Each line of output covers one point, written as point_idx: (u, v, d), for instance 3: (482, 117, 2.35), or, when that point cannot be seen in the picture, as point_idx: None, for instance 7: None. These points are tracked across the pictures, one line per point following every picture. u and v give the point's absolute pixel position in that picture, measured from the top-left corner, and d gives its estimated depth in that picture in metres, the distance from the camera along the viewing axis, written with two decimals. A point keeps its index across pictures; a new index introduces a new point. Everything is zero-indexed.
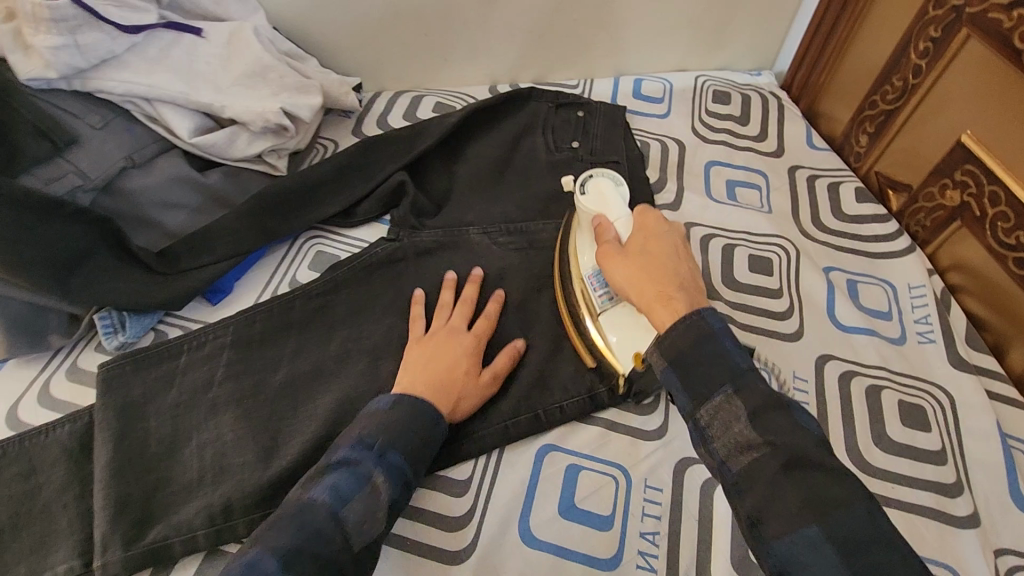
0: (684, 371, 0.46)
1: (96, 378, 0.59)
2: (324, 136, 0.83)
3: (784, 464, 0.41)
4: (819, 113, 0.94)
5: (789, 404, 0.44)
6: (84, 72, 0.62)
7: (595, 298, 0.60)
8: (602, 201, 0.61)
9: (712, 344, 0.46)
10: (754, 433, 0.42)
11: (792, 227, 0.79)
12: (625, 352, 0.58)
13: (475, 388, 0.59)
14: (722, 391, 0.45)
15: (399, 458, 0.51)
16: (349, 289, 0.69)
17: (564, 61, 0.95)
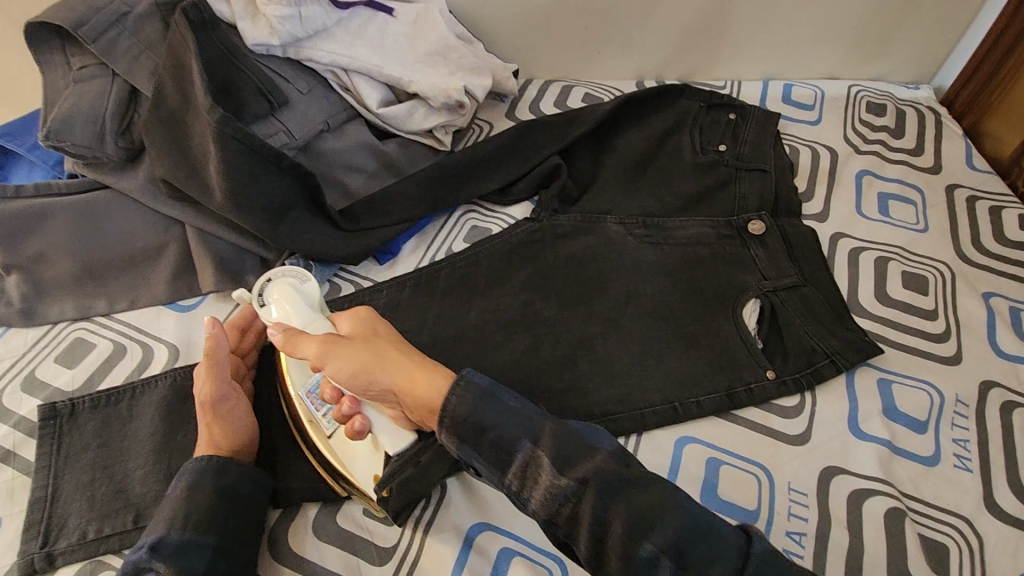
0: (477, 445, 0.48)
1: None
2: (481, 117, 0.86)
3: (597, 496, 0.44)
4: (981, 133, 0.90)
5: (574, 425, 0.48)
6: (299, 42, 0.69)
7: (321, 420, 0.57)
8: (280, 304, 0.58)
9: (492, 402, 0.48)
10: (561, 479, 0.45)
11: (950, 248, 0.77)
12: (366, 477, 0.54)
13: (230, 410, 0.56)
14: (522, 447, 0.47)
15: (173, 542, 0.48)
16: (492, 264, 0.74)
17: (714, 61, 0.94)
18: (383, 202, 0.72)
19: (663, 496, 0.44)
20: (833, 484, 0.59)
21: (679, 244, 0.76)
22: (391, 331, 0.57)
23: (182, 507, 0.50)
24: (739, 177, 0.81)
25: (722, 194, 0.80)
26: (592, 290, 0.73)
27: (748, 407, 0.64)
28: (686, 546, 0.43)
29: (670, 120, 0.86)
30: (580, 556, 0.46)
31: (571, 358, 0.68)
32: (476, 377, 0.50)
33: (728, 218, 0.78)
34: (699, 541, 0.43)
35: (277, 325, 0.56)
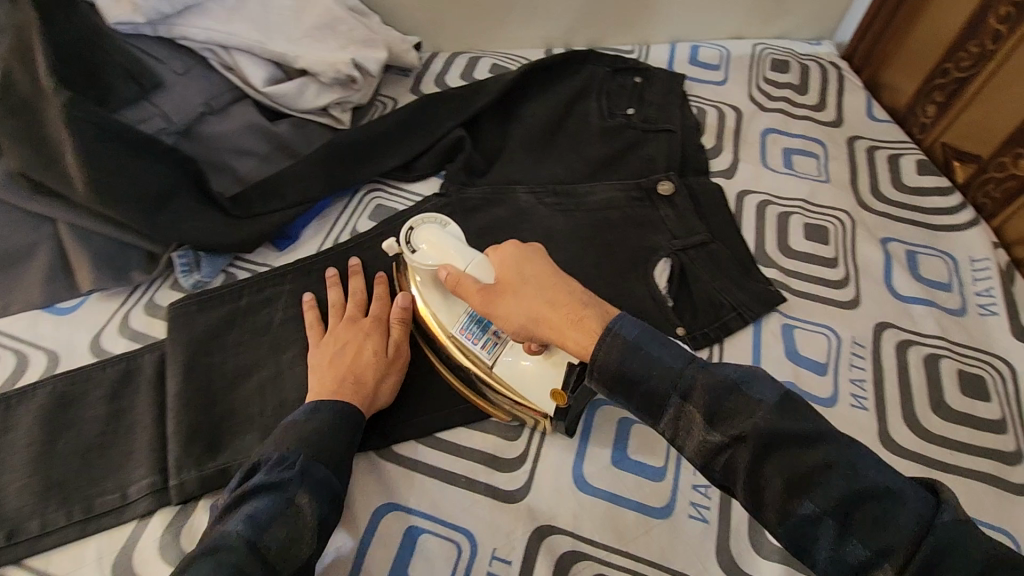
0: (627, 391, 0.45)
1: (165, 316, 0.62)
2: (383, 94, 0.83)
3: (755, 453, 0.39)
4: (880, 83, 0.91)
5: (746, 375, 0.42)
6: (169, 19, 0.66)
7: (481, 352, 0.57)
8: (436, 250, 0.57)
9: (638, 356, 0.44)
10: (717, 434, 0.41)
11: (850, 196, 0.78)
12: (543, 398, 0.55)
13: (389, 367, 0.58)
14: (672, 400, 0.43)
15: (324, 474, 0.48)
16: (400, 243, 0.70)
17: (621, 25, 0.94)
18: (274, 186, 0.68)
19: (832, 457, 0.38)
20: None
21: (590, 210, 0.76)
22: (546, 266, 0.53)
23: (319, 439, 0.50)
24: (647, 140, 0.81)
25: (631, 158, 0.80)
26: None
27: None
28: (848, 508, 0.37)
29: (577, 87, 0.85)
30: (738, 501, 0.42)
31: None
32: (620, 332, 0.45)
33: (637, 181, 0.77)
34: (862, 503, 0.37)
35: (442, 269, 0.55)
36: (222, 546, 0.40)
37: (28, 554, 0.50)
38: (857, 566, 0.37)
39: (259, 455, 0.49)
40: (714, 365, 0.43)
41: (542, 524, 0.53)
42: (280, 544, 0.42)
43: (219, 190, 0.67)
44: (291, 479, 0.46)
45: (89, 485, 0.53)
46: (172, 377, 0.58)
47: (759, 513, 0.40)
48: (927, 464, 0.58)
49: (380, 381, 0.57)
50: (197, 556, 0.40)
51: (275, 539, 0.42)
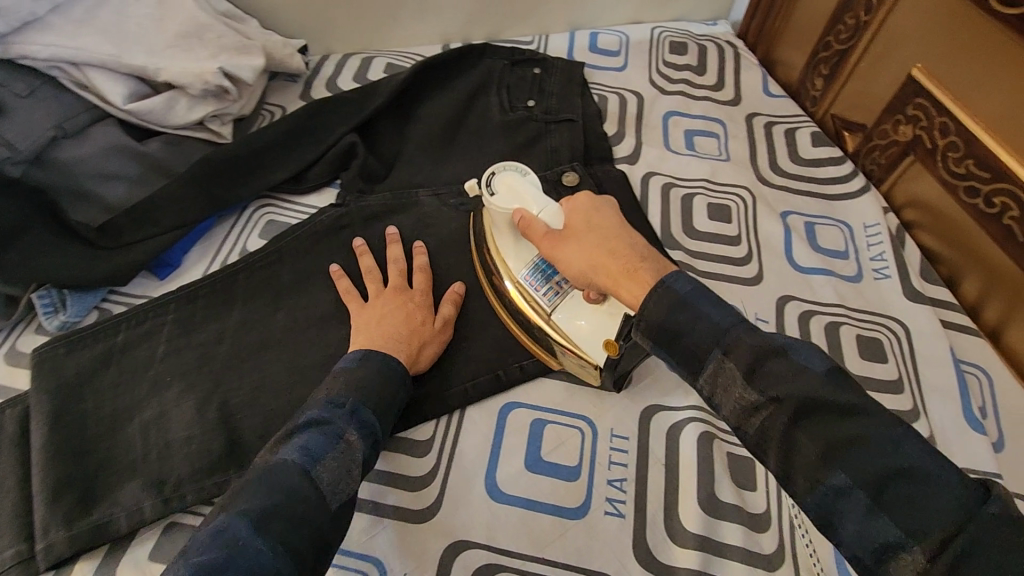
0: (669, 346, 0.43)
1: (30, 364, 0.56)
2: (270, 102, 0.79)
3: (792, 416, 0.37)
4: (774, 60, 0.93)
5: (788, 345, 0.40)
6: (6, 37, 0.59)
7: (541, 299, 0.56)
8: (513, 195, 0.56)
9: (685, 310, 0.42)
10: (755, 393, 0.39)
11: (750, 173, 0.79)
12: (596, 348, 0.53)
13: (433, 335, 0.59)
14: (713, 355, 0.41)
15: (372, 418, 0.48)
16: (294, 260, 0.66)
17: (517, 16, 0.92)
18: (144, 211, 0.63)
19: (873, 429, 0.36)
20: (654, 424, 0.57)
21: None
22: (613, 220, 0.52)
23: (364, 390, 0.49)
24: (550, 132, 0.79)
25: (535, 149, 0.78)
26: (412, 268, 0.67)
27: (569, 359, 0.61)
28: (882, 484, 0.34)
29: (476, 82, 0.82)
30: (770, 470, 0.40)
31: None
32: (672, 285, 0.43)
33: (542, 173, 0.75)
34: (897, 481, 0.34)
35: (518, 212, 0.54)
36: (280, 474, 0.41)
37: None
38: (885, 547, 0.34)
39: (313, 392, 0.49)
40: (765, 329, 0.41)
41: (454, 540, 0.51)
42: (334, 478, 0.43)
43: (81, 221, 0.61)
44: (343, 416, 0.46)
45: None
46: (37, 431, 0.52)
47: (789, 482, 0.38)
48: None
49: (425, 345, 0.57)
50: (256, 483, 0.40)
51: (329, 472, 0.42)
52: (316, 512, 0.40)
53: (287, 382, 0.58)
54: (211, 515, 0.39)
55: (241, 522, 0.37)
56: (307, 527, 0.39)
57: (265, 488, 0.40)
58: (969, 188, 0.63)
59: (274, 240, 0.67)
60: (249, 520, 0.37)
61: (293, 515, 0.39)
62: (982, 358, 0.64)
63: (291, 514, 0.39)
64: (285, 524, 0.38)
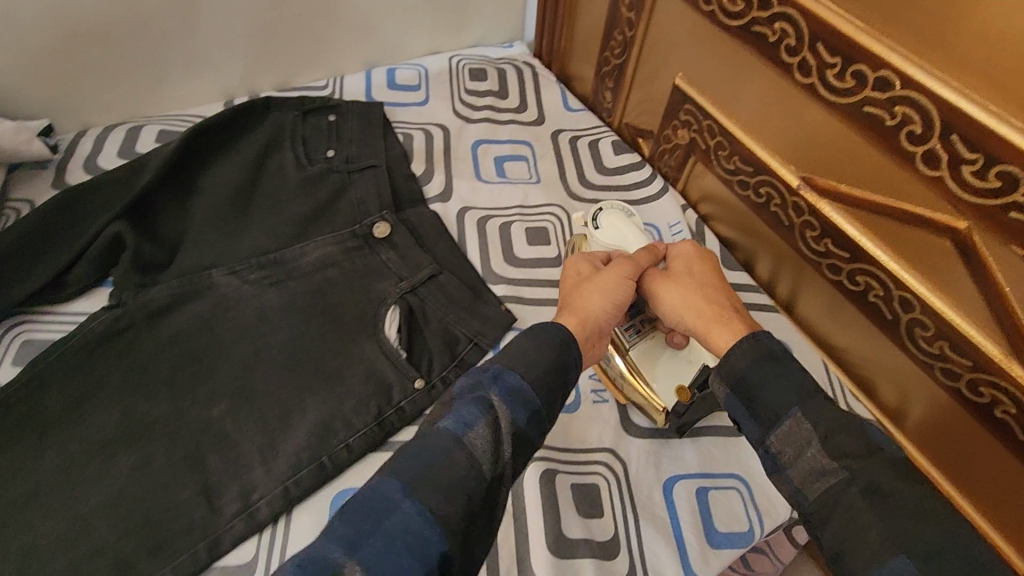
0: (748, 399, 0.46)
1: None
2: (15, 196, 0.68)
3: (865, 490, 0.39)
4: (570, 75, 0.97)
5: (863, 423, 0.43)
6: None
7: (622, 335, 0.60)
8: (613, 231, 0.64)
9: (773, 365, 0.46)
10: (829, 458, 0.41)
11: (561, 191, 0.81)
12: (667, 387, 0.58)
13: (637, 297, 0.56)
14: (791, 412, 0.44)
15: (523, 387, 0.44)
16: (60, 384, 0.56)
17: (305, 62, 0.87)
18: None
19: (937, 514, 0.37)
20: None
21: (304, 274, 0.67)
22: (706, 269, 0.58)
23: (522, 363, 0.45)
24: (353, 181, 0.74)
25: (341, 203, 0.73)
26: (216, 363, 0.59)
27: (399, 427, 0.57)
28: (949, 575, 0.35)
29: (264, 139, 0.76)
30: (823, 542, 0.40)
31: (196, 457, 0.54)
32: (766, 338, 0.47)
33: (352, 228, 0.70)
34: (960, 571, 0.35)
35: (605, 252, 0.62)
36: (430, 443, 0.40)
37: None
38: None
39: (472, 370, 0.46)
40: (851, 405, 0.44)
41: None
42: (488, 448, 0.40)
43: None
44: (492, 387, 0.43)
45: None
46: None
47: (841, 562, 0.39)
48: (664, 436, 0.60)
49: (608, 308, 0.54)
50: (411, 450, 0.40)
51: (483, 441, 0.40)
52: (469, 481, 0.38)
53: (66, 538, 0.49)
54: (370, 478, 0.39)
55: (395, 482, 0.37)
56: (459, 494, 0.37)
57: (419, 453, 0.39)
58: (741, 182, 0.70)
59: (29, 365, 0.56)
60: (403, 481, 0.37)
61: (445, 480, 0.38)
62: (782, 331, 0.69)
63: (440, 479, 0.38)
64: (436, 491, 0.37)
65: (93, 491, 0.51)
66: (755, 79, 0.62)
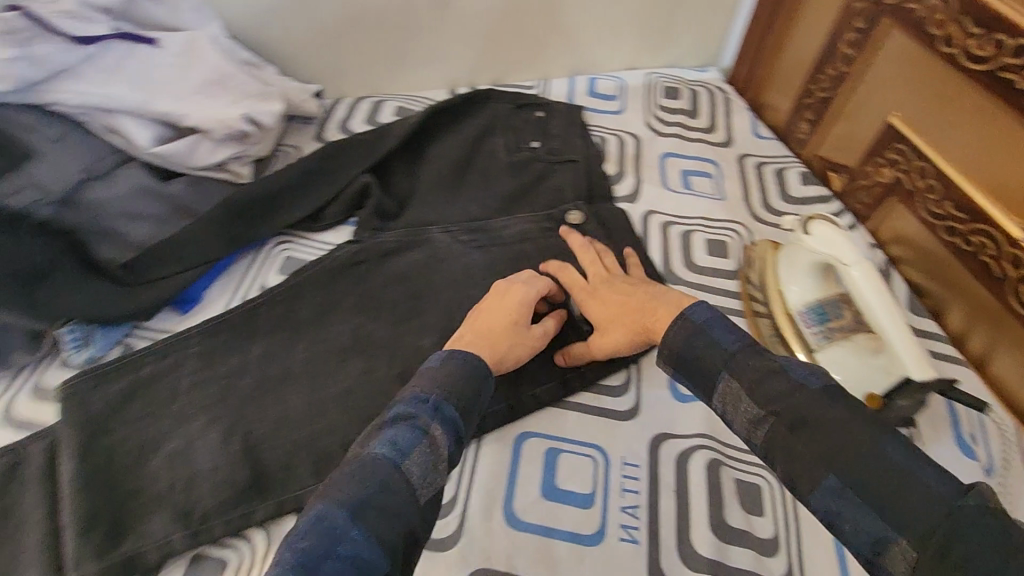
0: (685, 366, 0.51)
1: (58, 396, 0.57)
2: (287, 142, 0.83)
3: (790, 425, 0.43)
4: (761, 105, 0.98)
5: (783, 366, 0.46)
6: (36, 86, 0.62)
7: (810, 336, 0.65)
8: (827, 245, 0.63)
9: (702, 337, 0.51)
10: (759, 407, 0.45)
11: (744, 210, 0.83)
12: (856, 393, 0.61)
13: (529, 341, 0.60)
14: (722, 374, 0.48)
15: (454, 414, 0.48)
16: (311, 295, 0.68)
17: (521, 64, 0.97)
18: (171, 249, 0.65)
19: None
20: (662, 450, 0.60)
21: (505, 243, 0.74)
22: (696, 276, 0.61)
23: (448, 381, 0.49)
24: (554, 171, 0.83)
25: (541, 188, 0.81)
26: (429, 305, 0.69)
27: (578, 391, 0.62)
28: None
29: (483, 125, 0.86)
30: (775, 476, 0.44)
31: (408, 376, 0.63)
32: (690, 316, 0.52)
33: (548, 211, 0.78)
34: None
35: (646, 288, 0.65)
36: (374, 468, 0.42)
37: None
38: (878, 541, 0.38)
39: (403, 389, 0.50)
40: (770, 354, 0.48)
41: (474, 568, 0.52)
42: (423, 473, 0.44)
43: (111, 259, 0.63)
44: (430, 412, 0.47)
45: None
46: (65, 464, 0.53)
47: None
48: None
49: (512, 348, 0.59)
50: (344, 478, 0.42)
51: (415, 465, 0.44)
52: (406, 505, 0.42)
53: (305, 413, 0.59)
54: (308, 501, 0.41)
55: (340, 511, 0.39)
56: (398, 519, 0.40)
57: (361, 480, 0.41)
58: (947, 228, 0.68)
59: (293, 274, 0.70)
60: (340, 506, 0.39)
61: (388, 508, 0.40)
62: (972, 385, 0.67)
63: (383, 507, 0.40)
64: (380, 518, 0.40)
65: (329, 384, 0.62)
66: (990, 125, 0.62)
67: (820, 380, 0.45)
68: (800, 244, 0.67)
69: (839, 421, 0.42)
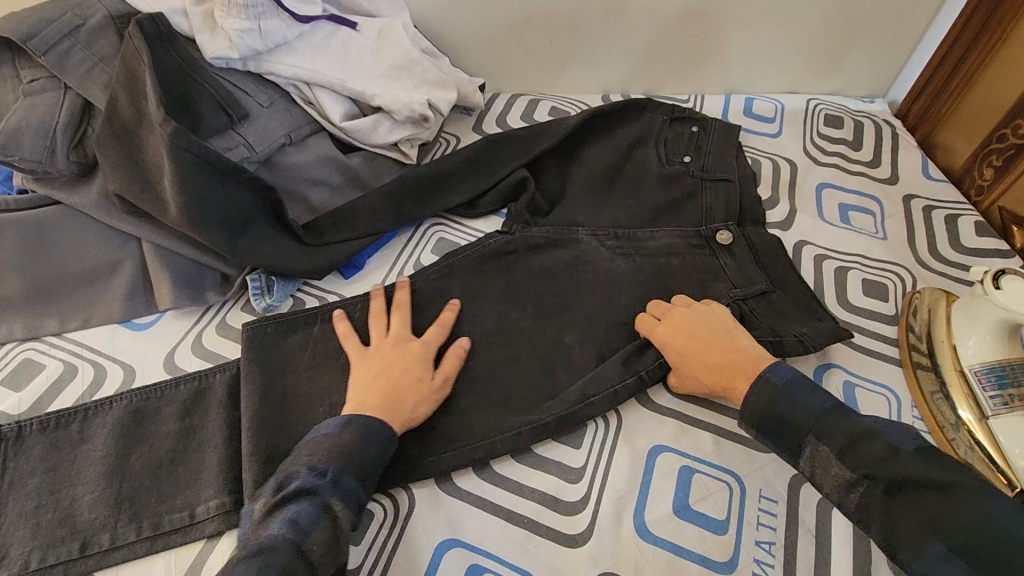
0: (771, 424, 0.53)
1: (243, 337, 0.62)
2: (447, 130, 0.87)
3: (885, 490, 0.46)
4: (934, 145, 0.92)
5: (875, 429, 0.49)
6: (259, 55, 0.69)
7: (984, 399, 0.60)
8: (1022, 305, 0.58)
9: (785, 399, 0.53)
10: (850, 471, 0.48)
11: (908, 254, 0.78)
12: None
13: (428, 393, 0.59)
14: (808, 438, 0.51)
15: (353, 486, 0.50)
16: (462, 277, 0.71)
17: (678, 76, 0.96)
18: (347, 216, 0.71)
19: None
20: (803, 491, 0.57)
21: (651, 254, 0.74)
22: (712, 318, 0.62)
23: (360, 443, 0.52)
24: (705, 189, 0.80)
25: (689, 205, 0.79)
26: (570, 305, 0.70)
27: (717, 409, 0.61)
28: None
29: (636, 134, 0.86)
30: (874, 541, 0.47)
31: (548, 370, 0.64)
32: (771, 378, 0.54)
33: (696, 228, 0.76)
34: None
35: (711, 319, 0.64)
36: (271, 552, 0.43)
37: (97, 568, 0.51)
38: None
39: (295, 455, 0.52)
40: (854, 416, 0.50)
41: (601, 571, 0.53)
42: (327, 549, 0.46)
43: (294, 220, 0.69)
44: (326, 485, 0.49)
45: (159, 501, 0.53)
46: (250, 396, 0.59)
47: None
48: None
49: (417, 406, 0.57)
50: (248, 565, 0.43)
51: (317, 546, 0.46)
52: None
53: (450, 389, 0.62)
54: None
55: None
56: None
57: (264, 567, 0.42)
58: None
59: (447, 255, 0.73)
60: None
61: None
62: None
63: None
64: None
65: (474, 365, 0.64)
66: None
67: (914, 441, 0.48)
68: (986, 298, 0.62)
69: (937, 484, 0.45)
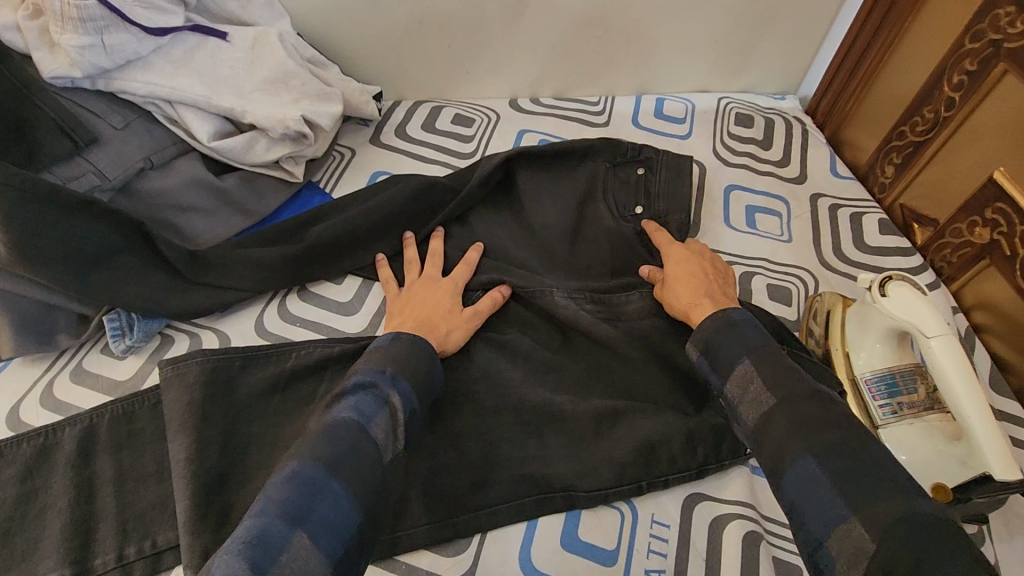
0: (712, 353, 0.54)
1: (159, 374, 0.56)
2: (342, 143, 0.83)
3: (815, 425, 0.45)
4: (842, 141, 0.91)
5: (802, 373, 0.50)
6: (109, 73, 0.63)
7: (875, 409, 0.60)
8: (907, 312, 0.57)
9: (730, 327, 0.54)
10: (764, 394, 0.49)
11: (812, 257, 0.78)
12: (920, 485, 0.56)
13: (458, 323, 0.62)
14: (740, 362, 0.52)
15: (408, 386, 0.52)
16: (350, 303, 0.67)
17: (587, 78, 0.93)
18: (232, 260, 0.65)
19: None
20: (695, 513, 0.56)
21: (632, 322, 0.64)
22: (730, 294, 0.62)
23: (403, 358, 0.53)
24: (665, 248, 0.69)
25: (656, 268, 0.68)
26: None
27: (621, 433, 0.59)
28: None
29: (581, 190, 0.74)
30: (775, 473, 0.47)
31: None
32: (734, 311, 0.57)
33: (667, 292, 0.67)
34: None
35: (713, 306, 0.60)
36: (339, 431, 0.45)
37: None
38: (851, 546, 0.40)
39: (353, 366, 0.53)
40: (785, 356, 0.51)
41: None
42: (387, 435, 0.48)
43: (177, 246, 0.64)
44: (385, 382, 0.50)
45: None
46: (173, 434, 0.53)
47: None
48: None
49: (449, 333, 0.61)
50: (321, 439, 0.44)
51: (380, 430, 0.47)
52: (375, 460, 0.45)
53: None
54: (280, 469, 0.43)
55: (317, 470, 0.42)
56: (369, 476, 0.44)
57: (333, 440, 0.44)
58: None
59: (340, 298, 0.67)
60: (322, 465, 0.42)
61: (358, 466, 0.44)
62: None
63: (354, 464, 0.43)
64: (360, 478, 0.43)
65: None
66: None
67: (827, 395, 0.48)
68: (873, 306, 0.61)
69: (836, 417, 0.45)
